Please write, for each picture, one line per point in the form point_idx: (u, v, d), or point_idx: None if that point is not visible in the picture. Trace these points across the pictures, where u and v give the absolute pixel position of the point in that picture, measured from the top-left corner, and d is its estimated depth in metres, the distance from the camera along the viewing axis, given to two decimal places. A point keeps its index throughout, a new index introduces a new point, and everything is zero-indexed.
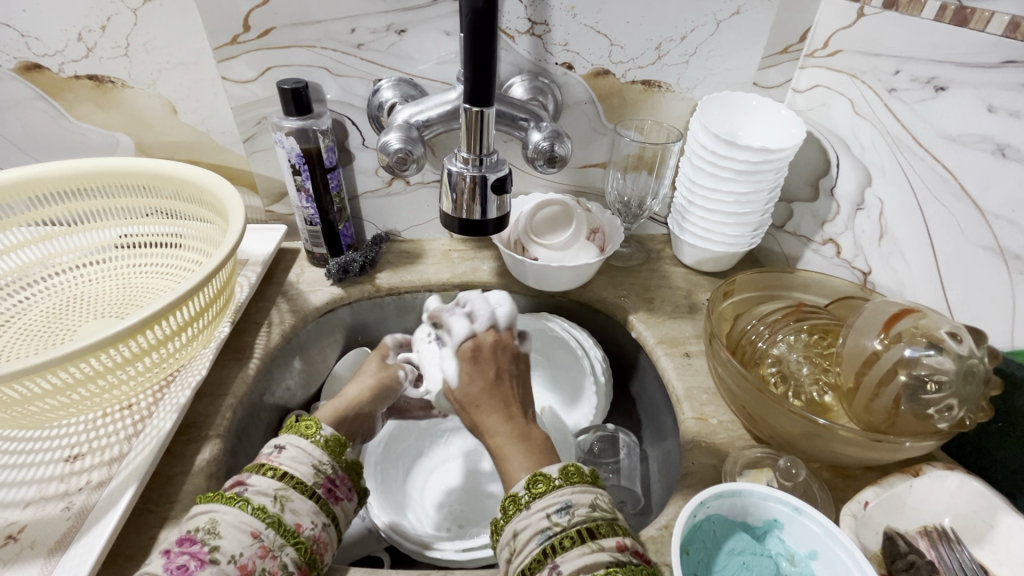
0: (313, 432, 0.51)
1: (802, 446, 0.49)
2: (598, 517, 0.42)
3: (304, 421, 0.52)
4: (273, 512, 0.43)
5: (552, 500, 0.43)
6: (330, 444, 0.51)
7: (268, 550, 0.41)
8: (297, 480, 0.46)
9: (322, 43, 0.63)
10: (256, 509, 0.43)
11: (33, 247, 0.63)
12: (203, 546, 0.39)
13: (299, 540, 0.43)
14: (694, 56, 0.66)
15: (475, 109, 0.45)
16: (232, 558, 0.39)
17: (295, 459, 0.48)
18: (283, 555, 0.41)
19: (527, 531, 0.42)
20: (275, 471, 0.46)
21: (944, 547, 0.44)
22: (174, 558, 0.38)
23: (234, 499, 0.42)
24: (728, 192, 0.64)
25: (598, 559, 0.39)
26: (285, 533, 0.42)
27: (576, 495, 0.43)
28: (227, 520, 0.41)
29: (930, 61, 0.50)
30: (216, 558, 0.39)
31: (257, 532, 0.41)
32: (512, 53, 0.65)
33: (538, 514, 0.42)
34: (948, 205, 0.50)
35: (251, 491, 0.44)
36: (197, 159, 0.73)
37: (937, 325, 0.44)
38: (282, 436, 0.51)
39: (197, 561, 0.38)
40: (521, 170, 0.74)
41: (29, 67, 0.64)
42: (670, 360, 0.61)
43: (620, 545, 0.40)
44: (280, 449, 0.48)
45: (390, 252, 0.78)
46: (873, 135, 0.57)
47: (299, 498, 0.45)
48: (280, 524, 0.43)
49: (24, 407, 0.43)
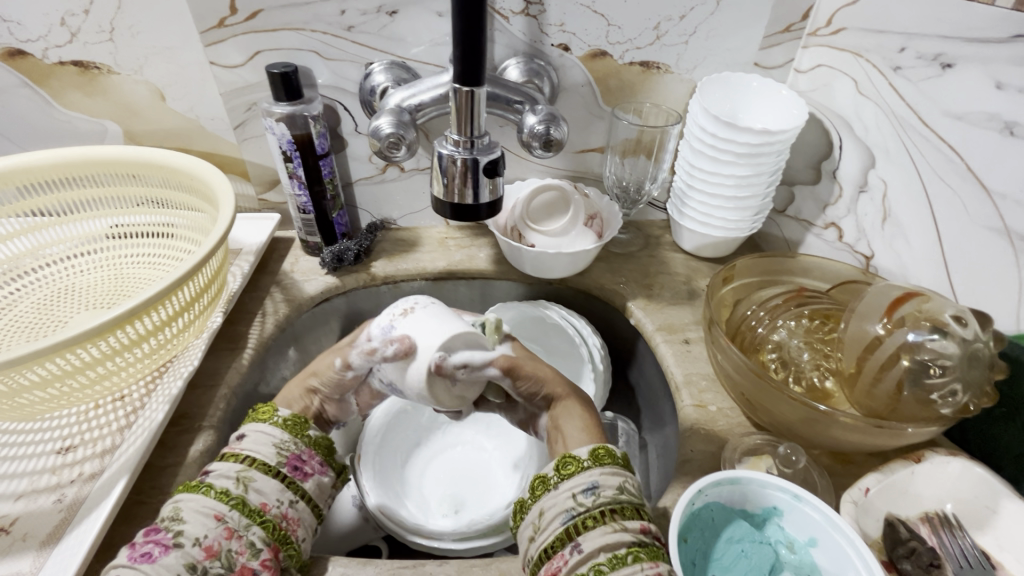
0: (271, 414, 0.49)
1: (802, 433, 0.48)
2: (624, 499, 0.41)
3: (261, 408, 0.51)
4: (237, 494, 0.42)
5: (578, 481, 0.42)
6: (290, 422, 0.49)
7: (234, 531, 0.41)
8: (261, 461, 0.45)
9: (311, 26, 0.61)
10: (219, 492, 0.42)
11: (23, 237, 0.62)
12: (167, 533, 0.39)
13: (265, 519, 0.42)
14: (694, 36, 0.65)
15: (466, 90, 0.44)
16: (195, 541, 0.39)
17: (256, 442, 0.47)
18: (249, 534, 0.41)
19: (552, 510, 0.41)
20: (236, 456, 0.45)
21: (946, 534, 0.43)
22: (139, 547, 0.38)
23: (197, 487, 0.43)
24: (728, 176, 0.63)
25: (621, 539, 0.38)
26: (250, 513, 0.42)
27: (604, 476, 0.42)
28: (190, 506, 0.41)
29: (936, 36, 0.49)
30: (180, 542, 0.39)
31: (220, 513, 0.41)
32: (507, 35, 0.63)
33: (563, 494, 0.42)
34: (953, 186, 0.49)
35: (213, 477, 0.44)
36: (188, 147, 0.71)
37: (941, 308, 0.43)
38: (243, 425, 0.49)
39: (161, 547, 0.38)
40: (516, 155, 0.73)
41: (12, 53, 0.63)
42: (668, 347, 0.61)
43: (644, 528, 0.39)
44: (241, 437, 0.47)
45: (385, 240, 0.76)
46: (877, 116, 0.55)
47: (262, 478, 0.44)
48: (244, 504, 0.42)
49: (11, 399, 0.43)
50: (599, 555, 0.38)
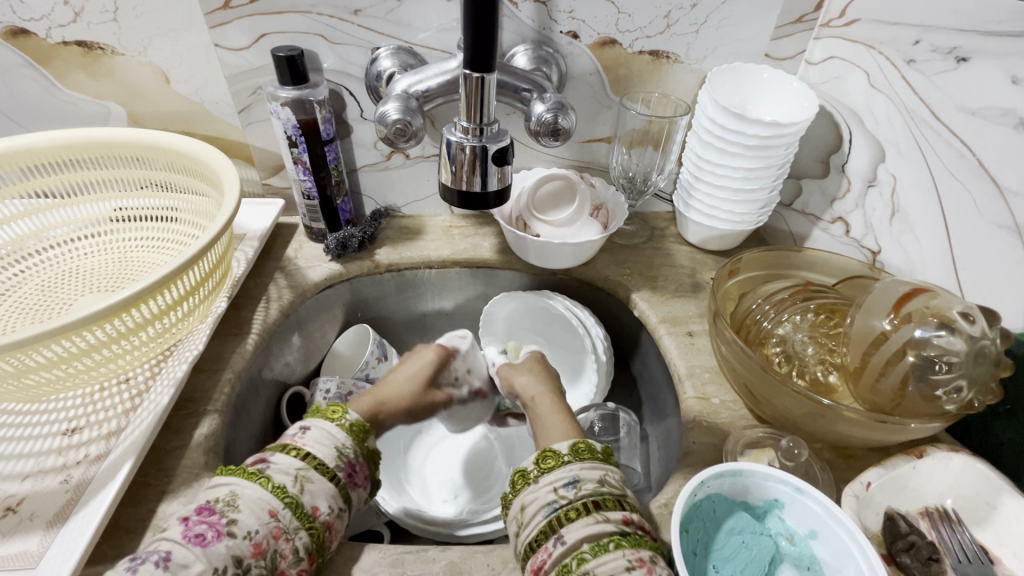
0: (340, 415, 0.50)
1: (805, 427, 0.48)
2: (605, 491, 0.42)
3: (331, 406, 0.51)
4: (292, 492, 0.43)
5: (560, 475, 0.44)
6: (355, 429, 0.50)
7: (283, 531, 0.41)
8: (320, 461, 0.46)
9: (317, 9, 0.60)
10: (276, 487, 0.43)
11: (27, 219, 0.62)
12: (222, 517, 0.40)
13: (313, 524, 0.43)
14: (704, 25, 0.64)
15: (475, 76, 0.43)
16: (248, 534, 0.40)
17: (318, 440, 0.47)
18: (296, 539, 0.41)
19: (534, 505, 0.43)
20: (298, 450, 0.46)
21: (945, 528, 0.44)
22: (193, 526, 0.39)
23: (255, 475, 0.43)
24: (736, 168, 0.62)
25: (603, 529, 0.40)
26: (301, 516, 0.42)
27: (584, 470, 0.43)
28: (247, 495, 0.41)
29: (952, 30, 0.48)
30: (233, 531, 0.39)
31: (274, 510, 0.42)
32: (515, 21, 0.63)
33: (545, 487, 0.43)
34: (964, 182, 0.48)
35: (272, 469, 0.44)
36: (192, 131, 0.71)
37: (948, 305, 0.42)
38: (309, 417, 0.50)
39: (215, 533, 0.39)
40: (523, 144, 0.73)
41: (15, 32, 0.62)
42: (672, 339, 0.61)
43: (626, 518, 0.41)
44: (304, 430, 0.48)
45: (389, 227, 0.76)
46: (888, 109, 0.55)
47: (319, 480, 0.45)
48: (297, 506, 0.43)
49: (21, 379, 0.43)
50: (582, 545, 0.39)
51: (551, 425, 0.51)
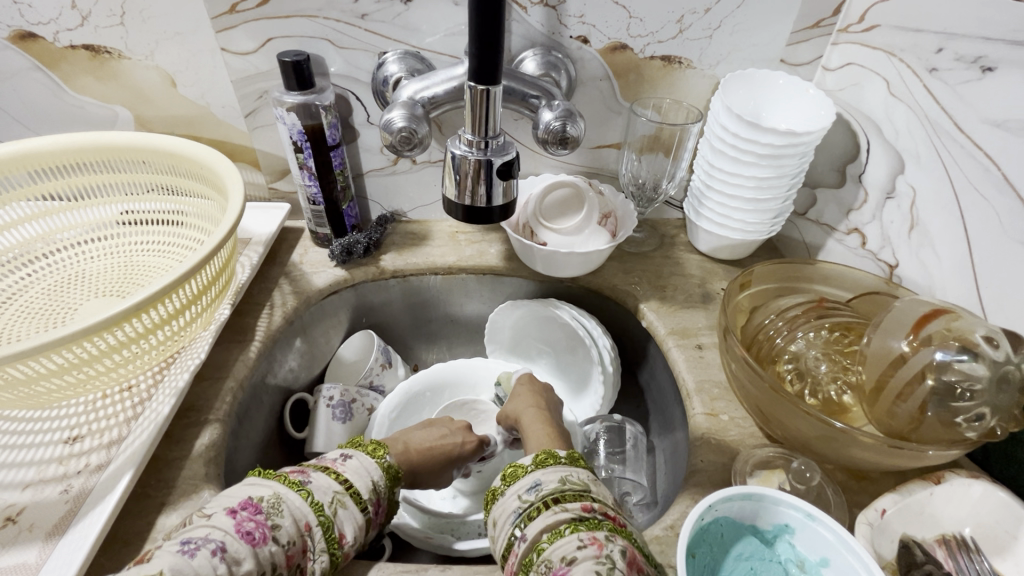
0: (379, 454, 0.50)
1: (817, 449, 0.47)
2: (567, 488, 0.42)
3: (371, 442, 0.51)
4: (327, 512, 0.42)
5: (523, 483, 0.44)
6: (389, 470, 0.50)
7: (309, 550, 0.40)
8: (355, 490, 0.45)
9: (324, 13, 0.60)
10: (315, 502, 0.42)
11: (33, 223, 0.62)
12: (267, 519, 0.39)
13: (337, 551, 0.41)
14: (718, 30, 0.62)
15: (481, 88, 0.42)
16: (286, 543, 0.39)
17: (357, 470, 0.47)
18: (316, 561, 0.40)
19: (503, 516, 0.43)
20: (338, 474, 0.45)
21: (963, 558, 0.42)
22: (243, 522, 0.38)
23: (297, 486, 0.43)
24: (749, 177, 0.61)
25: (560, 518, 0.40)
26: (328, 538, 0.41)
27: (546, 475, 0.44)
28: (290, 503, 0.41)
29: (979, 38, 0.46)
30: (277, 536, 0.39)
31: (309, 525, 0.41)
32: (524, 25, 0.61)
33: (510, 497, 0.44)
34: (988, 197, 0.46)
35: (313, 485, 0.43)
36: (198, 134, 0.71)
37: (971, 328, 0.41)
38: (344, 448, 0.50)
39: (262, 535, 0.38)
40: (531, 150, 0.72)
41: (24, 36, 0.62)
42: (681, 352, 0.59)
43: (586, 507, 0.40)
44: (345, 458, 0.48)
45: (395, 232, 0.76)
46: (909, 119, 0.53)
47: (351, 508, 0.44)
48: (328, 529, 0.42)
49: (29, 387, 0.43)
50: (541, 536, 0.39)
51: (530, 434, 0.54)
